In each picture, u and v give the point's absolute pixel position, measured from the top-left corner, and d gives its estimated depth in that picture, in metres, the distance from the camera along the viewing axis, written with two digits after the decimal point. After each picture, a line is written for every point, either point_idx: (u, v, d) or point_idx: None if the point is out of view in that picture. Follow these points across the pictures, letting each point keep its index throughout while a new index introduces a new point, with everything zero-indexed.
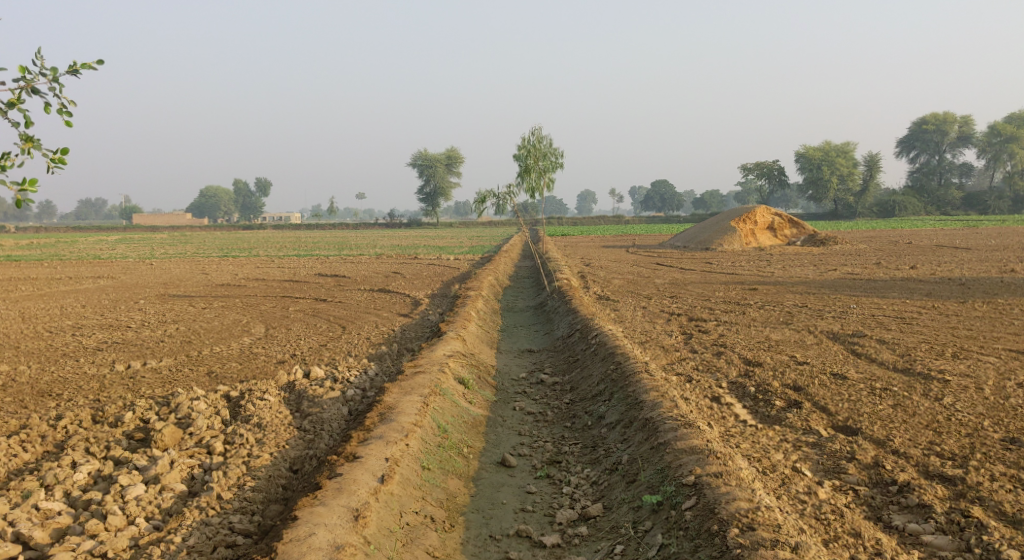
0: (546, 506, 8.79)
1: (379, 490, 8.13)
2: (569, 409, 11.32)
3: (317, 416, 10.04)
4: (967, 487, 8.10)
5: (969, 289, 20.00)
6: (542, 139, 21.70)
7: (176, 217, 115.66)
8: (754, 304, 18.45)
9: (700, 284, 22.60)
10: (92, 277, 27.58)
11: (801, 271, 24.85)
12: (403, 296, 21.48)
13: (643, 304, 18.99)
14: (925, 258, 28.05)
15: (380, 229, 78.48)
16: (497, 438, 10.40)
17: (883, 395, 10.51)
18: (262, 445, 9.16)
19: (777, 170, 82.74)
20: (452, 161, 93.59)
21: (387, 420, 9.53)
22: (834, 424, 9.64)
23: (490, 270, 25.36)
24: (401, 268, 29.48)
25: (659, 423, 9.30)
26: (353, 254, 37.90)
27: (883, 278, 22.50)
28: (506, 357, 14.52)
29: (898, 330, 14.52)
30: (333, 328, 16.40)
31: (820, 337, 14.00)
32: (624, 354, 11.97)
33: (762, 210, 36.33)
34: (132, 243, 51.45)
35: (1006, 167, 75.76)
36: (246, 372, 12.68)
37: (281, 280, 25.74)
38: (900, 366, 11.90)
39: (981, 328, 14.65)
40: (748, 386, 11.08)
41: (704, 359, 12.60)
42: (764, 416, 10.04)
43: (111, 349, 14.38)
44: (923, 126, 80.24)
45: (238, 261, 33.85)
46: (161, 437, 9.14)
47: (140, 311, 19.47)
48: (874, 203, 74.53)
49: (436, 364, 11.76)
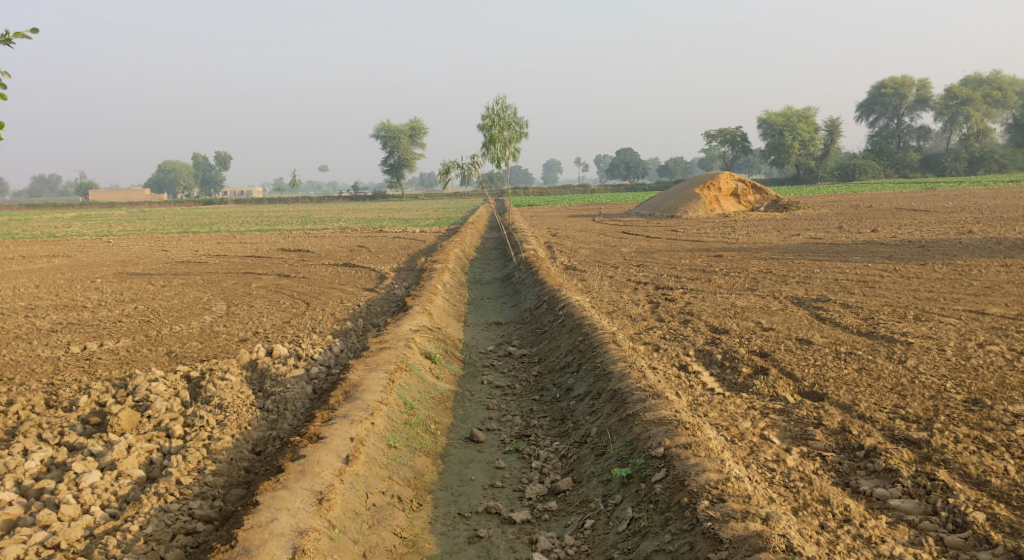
0: (515, 481, 8.72)
1: (344, 471, 7.98)
2: (538, 381, 11.23)
3: (280, 396, 9.85)
4: (932, 450, 8.15)
5: (929, 251, 20.18)
6: (506, 108, 21.45)
7: (135, 193, 113.50)
8: (719, 271, 18.46)
9: (666, 252, 22.59)
10: (47, 257, 26.89)
11: (764, 237, 24.95)
12: (368, 270, 21.22)
13: (609, 273, 18.90)
14: (886, 221, 28.31)
15: (344, 201, 77.66)
16: (465, 413, 10.29)
17: (848, 359, 10.56)
18: (223, 427, 8.96)
19: (740, 136, 83.07)
20: (418, 132, 92.78)
21: (351, 398, 9.37)
22: (801, 390, 9.66)
23: (456, 243, 25.15)
24: (365, 242, 29.12)
25: (628, 394, 9.23)
26: (317, 227, 37.46)
27: (846, 242, 22.64)
28: (472, 329, 14.39)
29: (861, 294, 14.60)
30: (297, 304, 16.14)
31: (784, 303, 14.05)
32: (591, 324, 11.89)
33: (726, 176, 36.39)
34: (91, 220, 50.42)
35: (962, 130, 76.79)
36: (206, 351, 12.42)
37: (244, 255, 25.30)
38: (864, 330, 11.96)
39: (942, 290, 14.79)
40: (715, 353, 11.08)
41: (670, 328, 12.56)
42: (732, 383, 10.04)
43: (66, 331, 14.00)
44: (882, 90, 80.92)
45: (198, 237, 33.20)
46: (117, 421, 8.90)
47: (97, 290, 19.00)
48: (835, 167, 75.13)
49: (402, 339, 11.60)
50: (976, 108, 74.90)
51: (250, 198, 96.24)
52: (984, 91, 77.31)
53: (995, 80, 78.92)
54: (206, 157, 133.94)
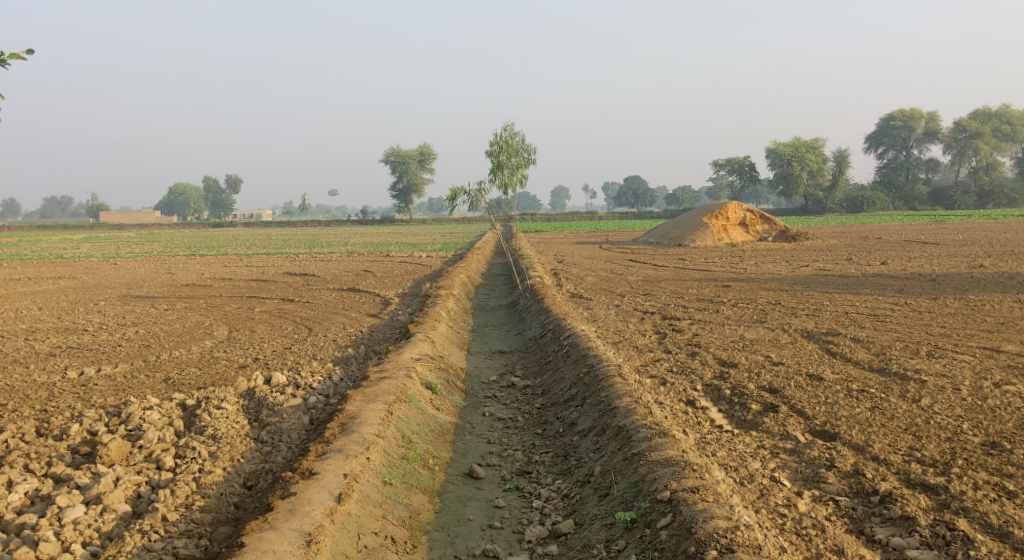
0: (515, 522, 8.42)
1: (335, 510, 7.71)
2: (540, 415, 10.93)
3: (275, 427, 9.60)
4: (950, 497, 7.85)
5: (940, 285, 19.89)
6: (513, 135, 21.32)
7: (142, 216, 113.85)
8: (727, 302, 18.19)
9: (673, 282, 22.34)
10: (53, 278, 26.83)
11: (773, 267, 24.69)
12: (373, 296, 20.98)
13: (615, 302, 18.65)
14: (896, 253, 27.99)
15: (353, 226, 77.95)
16: (465, 447, 10.00)
17: (860, 397, 10.24)
18: (215, 460, 8.71)
19: (749, 166, 83.01)
20: (426, 157, 92.96)
21: (347, 431, 9.10)
22: (811, 429, 9.36)
23: (462, 268, 24.94)
24: (371, 266, 28.94)
25: (633, 432, 8.95)
26: (324, 251, 37.33)
27: (855, 274, 22.36)
28: (476, 358, 14.11)
29: (872, 328, 14.31)
30: (299, 330, 15.91)
31: (794, 336, 13.78)
32: (596, 356, 11.63)
33: (734, 206, 36.24)
34: (100, 242, 50.30)
35: (971, 162, 76.26)
36: (204, 378, 12.17)
37: (249, 279, 25.16)
38: (876, 366, 11.66)
39: (955, 326, 14.50)
40: (724, 388, 10.78)
41: (678, 360, 12.28)
42: (741, 420, 9.75)
43: (64, 355, 13.78)
44: (890, 122, 80.93)
45: (204, 260, 33.10)
46: (106, 452, 8.66)
47: (98, 313, 18.81)
48: (843, 198, 74.76)
49: (402, 369, 11.32)
50: (985, 141, 74.59)
51: (260, 222, 96.71)
52: (993, 125, 77.27)
53: (1004, 115, 78.87)
54: (216, 180, 134.65)
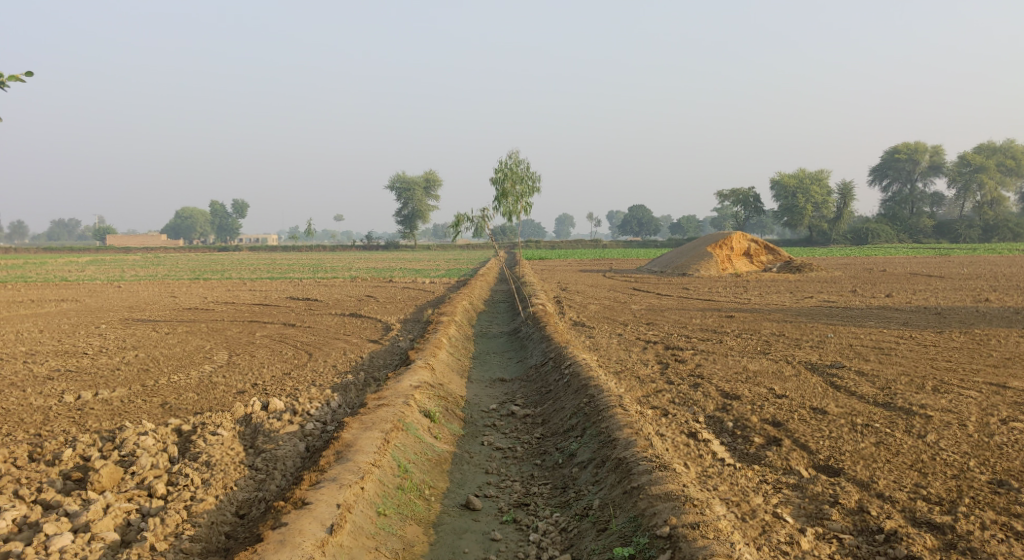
0: (512, 555, 8.26)
1: (327, 542, 7.60)
2: (539, 445, 10.78)
3: (271, 454, 9.48)
4: (956, 537, 7.71)
5: (945, 319, 19.72)
6: (519, 163, 21.30)
7: (149, 239, 114.37)
8: (731, 332, 18.05)
9: (676, 311, 22.21)
10: (56, 301, 26.78)
11: (777, 298, 24.57)
12: (374, 322, 20.87)
13: (617, 331, 18.53)
14: (901, 286, 27.84)
15: (358, 252, 78.13)
16: (463, 477, 9.84)
17: (865, 432, 10.07)
18: (207, 488, 8.61)
19: (753, 197, 83.18)
20: (432, 184, 93.26)
21: (343, 459, 8.98)
22: (815, 464, 9.19)
23: (465, 295, 24.87)
24: (374, 292, 28.88)
25: (633, 464, 8.81)
26: (328, 276, 37.30)
27: (860, 307, 22.22)
28: (476, 386, 13.96)
29: (877, 362, 14.14)
30: (299, 356, 15.78)
31: (798, 368, 13.62)
32: (597, 386, 11.49)
33: (738, 237, 36.21)
34: (105, 265, 50.40)
35: (976, 197, 76.01)
36: (201, 404, 12.05)
37: (251, 303, 25.08)
38: (881, 400, 11.49)
39: (960, 360, 14.33)
40: (726, 421, 10.62)
41: (681, 391, 12.12)
42: (743, 454, 9.60)
43: (62, 379, 13.66)
44: (894, 155, 81.08)
45: (207, 284, 33.08)
46: (98, 479, 8.58)
47: (98, 336, 18.70)
48: (848, 229, 74.64)
49: (401, 396, 11.18)
50: (990, 175, 74.44)
51: (265, 246, 96.96)
52: (998, 159, 77.40)
53: (1009, 150, 78.91)
54: (222, 205, 135.27)
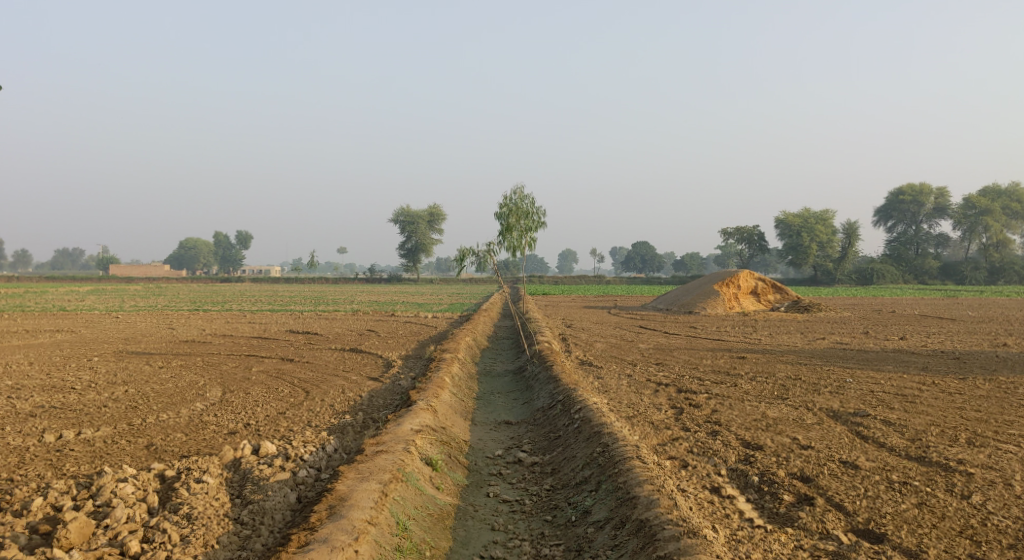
0: None
1: None
2: (550, 498, 9.95)
3: (258, 506, 8.73)
4: None
5: (966, 364, 18.87)
6: (524, 197, 20.53)
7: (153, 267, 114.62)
8: (745, 375, 17.21)
9: (685, 351, 21.41)
10: (51, 332, 25.95)
11: (788, 339, 23.78)
12: (374, 358, 20.03)
13: (626, 372, 17.72)
14: (914, 329, 26.95)
15: (360, 284, 77.77)
16: (467, 534, 9.05)
17: (904, 491, 9.25)
18: (185, 547, 7.96)
19: (757, 235, 82.79)
20: (435, 219, 92.74)
21: (336, 516, 8.26)
22: (854, 528, 8.44)
23: (468, 332, 24.07)
24: (374, 326, 28.09)
25: (658, 529, 8.08)
26: (327, 309, 36.65)
27: (875, 350, 21.38)
28: (479, 430, 13.11)
29: (903, 410, 13.28)
30: (295, 394, 14.96)
31: (820, 417, 12.78)
32: (610, 434, 10.66)
33: (745, 275, 35.56)
34: (105, 293, 49.79)
35: (982, 239, 75.13)
36: (188, 447, 11.26)
37: (249, 337, 24.31)
38: (914, 454, 10.68)
39: (990, 410, 13.49)
40: (751, 474, 9.81)
41: (699, 440, 11.29)
42: (772, 514, 8.80)
43: (45, 416, 12.88)
44: (900, 197, 80.64)
45: (204, 315, 32.37)
46: (66, 535, 7.93)
47: (89, 371, 17.86)
48: (852, 270, 73.67)
49: (401, 442, 10.38)
50: (995, 218, 73.57)
51: (267, 276, 96.65)
52: (1003, 203, 76.65)
53: (1013, 193, 78.53)
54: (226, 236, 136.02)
